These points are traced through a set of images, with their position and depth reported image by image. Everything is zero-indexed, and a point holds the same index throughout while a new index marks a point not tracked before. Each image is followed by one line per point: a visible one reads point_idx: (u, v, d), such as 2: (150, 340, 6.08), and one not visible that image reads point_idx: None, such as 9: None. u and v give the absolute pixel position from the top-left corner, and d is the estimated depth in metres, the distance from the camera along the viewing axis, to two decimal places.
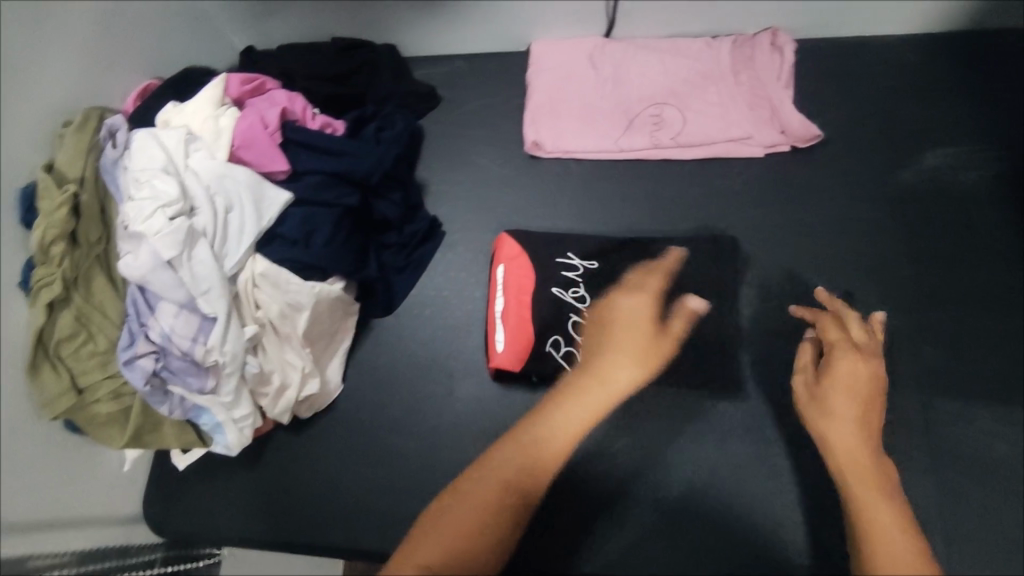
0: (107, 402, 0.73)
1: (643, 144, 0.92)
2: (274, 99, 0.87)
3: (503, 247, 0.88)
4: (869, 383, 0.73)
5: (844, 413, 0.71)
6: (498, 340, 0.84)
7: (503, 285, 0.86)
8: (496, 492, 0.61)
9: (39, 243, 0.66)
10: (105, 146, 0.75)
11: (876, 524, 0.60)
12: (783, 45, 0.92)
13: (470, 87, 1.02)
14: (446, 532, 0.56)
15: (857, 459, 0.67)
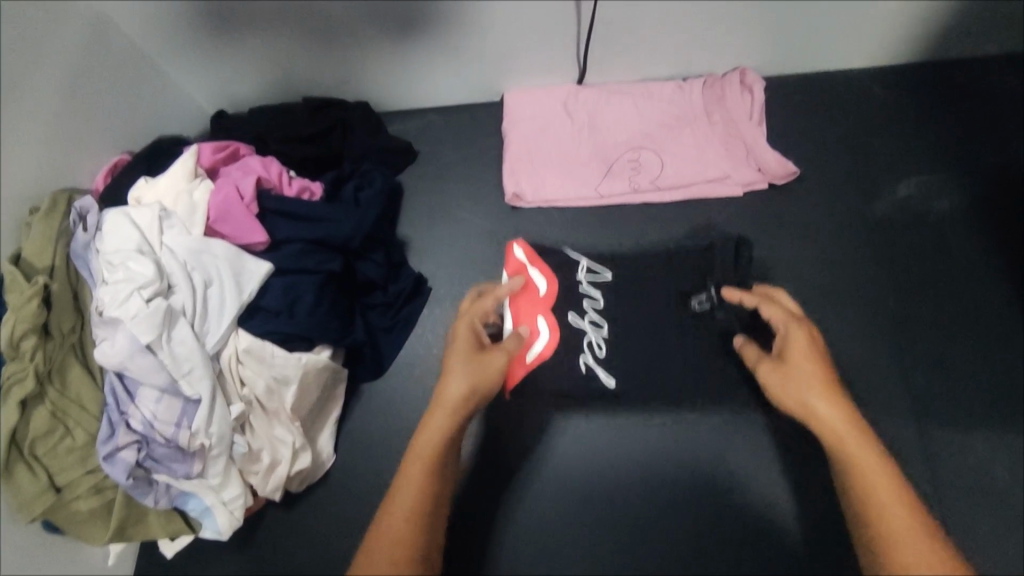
0: (88, 497, 0.69)
1: (625, 190, 0.93)
2: (248, 166, 0.85)
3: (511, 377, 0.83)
4: (820, 352, 0.64)
5: (807, 397, 0.60)
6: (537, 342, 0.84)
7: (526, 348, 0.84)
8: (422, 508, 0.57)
9: (8, 338, 0.63)
10: (76, 230, 0.73)
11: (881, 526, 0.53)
12: (752, 85, 0.92)
13: (448, 140, 1.02)
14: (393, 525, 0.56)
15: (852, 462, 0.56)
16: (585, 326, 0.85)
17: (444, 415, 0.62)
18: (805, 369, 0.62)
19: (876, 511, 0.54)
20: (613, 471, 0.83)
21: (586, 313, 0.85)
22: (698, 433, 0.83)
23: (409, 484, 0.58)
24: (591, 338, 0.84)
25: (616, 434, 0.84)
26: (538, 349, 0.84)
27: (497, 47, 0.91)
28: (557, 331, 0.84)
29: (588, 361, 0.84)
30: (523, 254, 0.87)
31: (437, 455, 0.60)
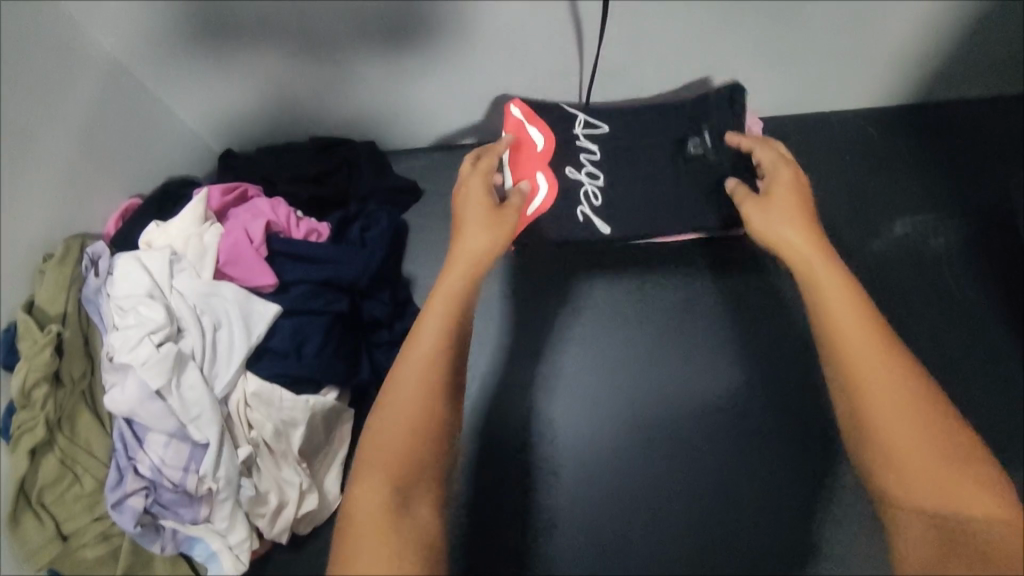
0: (95, 545, 0.69)
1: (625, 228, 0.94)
2: (256, 208, 0.86)
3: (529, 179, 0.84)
4: (794, 197, 0.64)
5: (783, 228, 0.61)
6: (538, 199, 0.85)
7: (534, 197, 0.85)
8: (439, 355, 0.55)
9: (20, 387, 0.64)
10: (88, 276, 0.74)
11: (844, 352, 0.52)
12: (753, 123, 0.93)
13: (452, 179, 1.04)
14: (414, 361, 0.55)
15: (824, 297, 0.55)
16: (583, 179, 0.87)
17: (473, 270, 0.61)
18: (785, 206, 0.63)
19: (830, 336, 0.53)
20: (619, 502, 0.89)
21: (582, 167, 0.87)
22: (699, 471, 0.90)
23: (426, 329, 0.56)
24: (587, 190, 0.87)
25: (619, 472, 0.90)
26: (539, 201, 0.85)
27: (500, 90, 0.94)
28: (555, 185, 0.85)
29: (585, 211, 0.86)
30: (522, 114, 0.86)
31: (454, 309, 0.58)
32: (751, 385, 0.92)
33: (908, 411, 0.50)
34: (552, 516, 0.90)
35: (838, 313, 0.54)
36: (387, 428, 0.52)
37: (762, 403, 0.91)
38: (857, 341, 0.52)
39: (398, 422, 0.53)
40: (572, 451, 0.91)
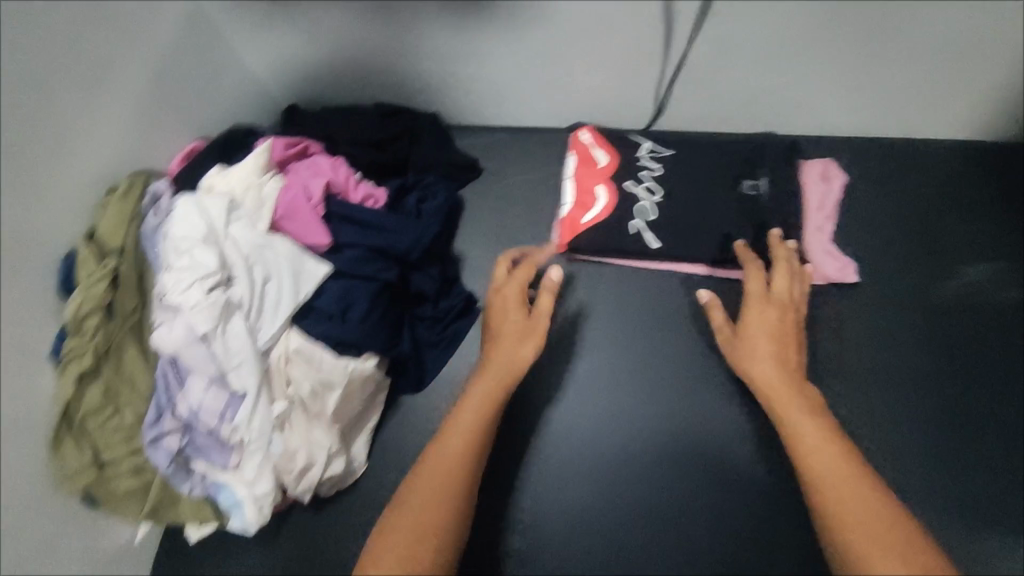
0: (127, 477, 0.70)
1: (677, 250, 0.88)
2: (318, 166, 0.85)
3: (587, 195, 0.91)
4: (786, 322, 0.76)
5: (759, 358, 0.73)
6: (591, 209, 0.90)
7: (588, 206, 0.91)
8: (469, 444, 0.69)
9: (74, 314, 0.66)
10: (147, 214, 0.75)
11: (816, 488, 0.63)
12: (831, 178, 0.91)
13: (513, 160, 1.01)
14: (452, 447, 0.69)
15: (801, 435, 0.66)
16: (640, 193, 0.90)
17: (494, 380, 0.74)
18: (757, 339, 0.75)
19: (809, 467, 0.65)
20: (642, 541, 0.77)
21: (641, 182, 0.91)
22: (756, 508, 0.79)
23: (459, 426, 0.71)
24: (643, 205, 0.90)
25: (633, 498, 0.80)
26: (593, 214, 0.90)
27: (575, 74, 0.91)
28: (612, 203, 0.90)
29: (638, 226, 0.89)
30: (590, 136, 0.94)
31: (471, 414, 0.71)
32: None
33: (876, 548, 0.57)
34: (553, 539, 0.78)
35: (811, 453, 0.65)
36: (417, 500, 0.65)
37: None
38: (815, 453, 0.65)
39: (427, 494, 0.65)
40: (568, 480, 0.81)
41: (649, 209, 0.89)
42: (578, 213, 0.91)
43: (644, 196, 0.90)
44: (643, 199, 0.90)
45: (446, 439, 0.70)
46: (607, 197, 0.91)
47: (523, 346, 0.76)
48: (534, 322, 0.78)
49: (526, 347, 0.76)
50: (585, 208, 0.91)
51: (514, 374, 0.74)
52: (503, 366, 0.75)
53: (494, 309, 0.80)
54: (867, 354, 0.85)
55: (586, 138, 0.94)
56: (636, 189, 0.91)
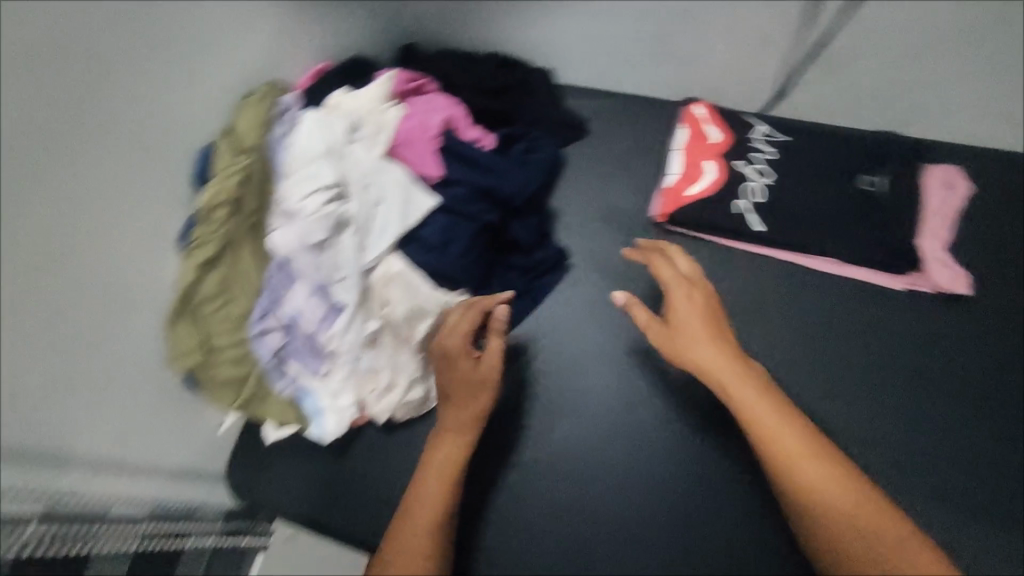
0: (228, 366, 0.74)
1: (782, 237, 0.86)
2: (436, 102, 0.87)
3: (694, 168, 0.91)
4: (711, 311, 0.74)
5: (697, 348, 0.71)
6: (697, 182, 0.90)
7: (694, 178, 0.90)
8: (439, 490, 0.69)
9: (206, 202, 0.68)
10: (277, 122, 0.77)
11: (789, 468, 0.63)
12: (955, 185, 0.87)
13: (620, 125, 1.01)
14: (425, 497, 0.68)
15: (756, 417, 0.65)
16: (749, 173, 0.89)
17: (454, 434, 0.73)
18: (692, 326, 0.72)
19: (780, 454, 0.63)
20: (689, 508, 0.80)
21: (753, 163, 0.89)
22: None
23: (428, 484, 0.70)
24: (749, 186, 0.88)
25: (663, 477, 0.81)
26: (698, 188, 0.89)
27: None
28: (720, 178, 0.89)
29: (741, 207, 0.88)
30: (703, 113, 0.95)
31: (444, 464, 0.71)
32: (883, 425, 0.80)
33: (849, 516, 0.59)
34: (612, 493, 0.81)
35: (774, 427, 0.64)
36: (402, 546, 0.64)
37: (898, 446, 0.79)
38: (778, 432, 0.64)
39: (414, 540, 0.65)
40: (574, 454, 0.83)
41: (757, 190, 0.88)
42: (683, 184, 0.90)
43: (753, 177, 0.88)
44: (752, 180, 0.88)
45: (421, 490, 0.69)
46: (715, 172, 0.90)
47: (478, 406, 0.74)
48: (481, 375, 0.74)
49: (482, 398, 0.74)
50: (691, 180, 0.90)
51: (473, 418, 0.73)
52: (466, 410, 0.74)
53: (438, 368, 0.76)
54: (967, 368, 0.82)
55: (700, 112, 0.95)
56: (745, 169, 0.89)
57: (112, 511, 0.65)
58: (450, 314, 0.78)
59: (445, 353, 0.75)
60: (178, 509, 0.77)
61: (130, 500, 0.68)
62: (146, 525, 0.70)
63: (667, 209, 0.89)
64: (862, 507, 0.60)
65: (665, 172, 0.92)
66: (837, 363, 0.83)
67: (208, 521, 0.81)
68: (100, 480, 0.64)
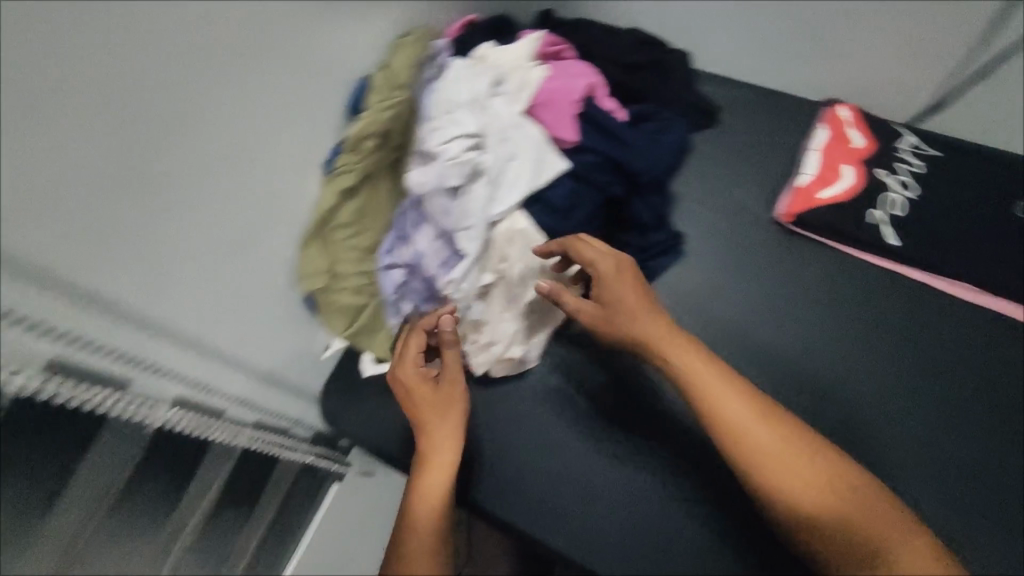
0: (348, 293, 0.77)
1: (917, 254, 0.83)
2: (576, 68, 0.87)
3: (830, 171, 0.88)
4: (642, 290, 0.71)
5: (641, 330, 0.69)
6: (831, 186, 0.87)
7: (828, 182, 0.87)
8: (437, 471, 0.66)
9: (357, 132, 0.71)
10: (427, 66, 0.78)
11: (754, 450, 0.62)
12: None
13: (752, 116, 0.99)
14: (427, 479, 0.66)
15: (713, 402, 0.64)
16: (892, 183, 0.85)
17: (440, 420, 0.69)
18: (630, 297, 0.70)
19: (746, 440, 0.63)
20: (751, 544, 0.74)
21: (896, 173, 0.86)
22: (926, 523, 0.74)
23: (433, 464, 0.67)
24: (890, 197, 0.85)
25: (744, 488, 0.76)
26: (831, 192, 0.86)
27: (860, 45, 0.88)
28: (857, 185, 0.86)
29: (878, 217, 0.84)
30: (847, 116, 0.92)
31: (444, 448, 0.68)
32: (984, 459, 0.77)
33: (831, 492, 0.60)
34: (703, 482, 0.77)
35: (735, 410, 0.64)
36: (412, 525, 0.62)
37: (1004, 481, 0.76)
38: (740, 413, 0.63)
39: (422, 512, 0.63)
40: (571, 460, 0.79)
41: (897, 202, 0.84)
42: (816, 186, 0.87)
43: (894, 188, 0.85)
44: (893, 191, 0.85)
45: (427, 473, 0.66)
46: (852, 178, 0.87)
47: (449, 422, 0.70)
48: (449, 390, 0.71)
49: (452, 408, 0.71)
50: (825, 183, 0.87)
51: (455, 411, 0.71)
52: (440, 402, 0.70)
53: (400, 399, 0.72)
54: None
55: (845, 115, 0.92)
56: (886, 179, 0.86)
57: (228, 411, 0.69)
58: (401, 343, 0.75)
59: (404, 381, 0.71)
60: (279, 422, 0.81)
61: (241, 406, 0.72)
62: (249, 430, 0.74)
63: (794, 209, 0.87)
64: (829, 475, 0.61)
65: (798, 171, 0.90)
66: (952, 388, 0.80)
67: (299, 437, 0.86)
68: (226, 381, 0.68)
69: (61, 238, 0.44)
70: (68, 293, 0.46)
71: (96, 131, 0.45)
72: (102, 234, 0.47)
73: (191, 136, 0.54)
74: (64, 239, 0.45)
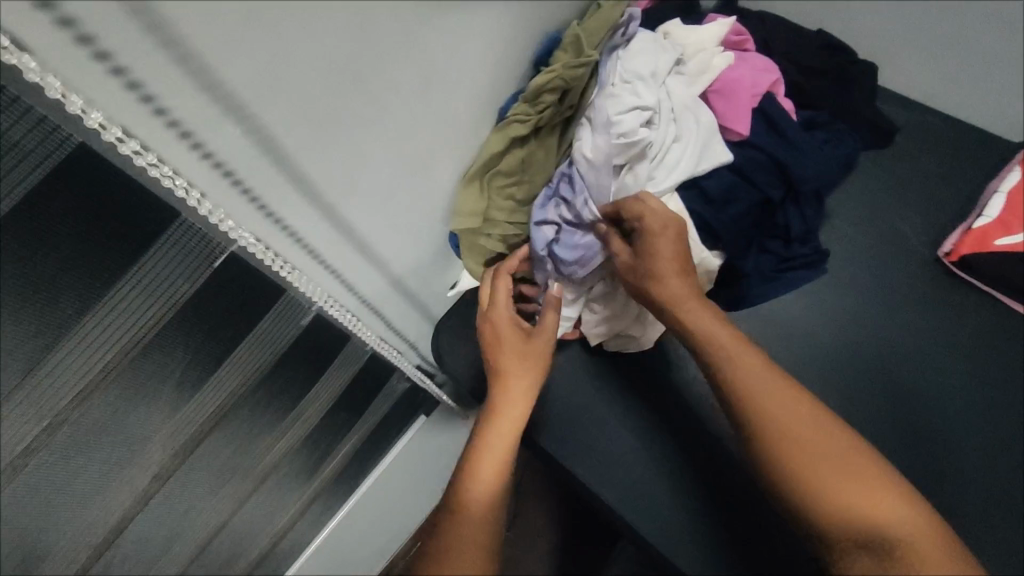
0: (493, 240, 0.80)
1: None
2: (758, 62, 0.85)
3: (1016, 219, 0.84)
4: (682, 249, 0.71)
5: (678, 295, 0.69)
6: (1011, 234, 0.84)
7: (1010, 229, 0.84)
8: (513, 426, 0.71)
9: (540, 85, 0.72)
10: (617, 31, 0.77)
11: (787, 440, 0.63)
12: None
13: (928, 145, 0.95)
14: (502, 432, 0.70)
15: (745, 382, 0.65)
16: None
17: (520, 377, 0.73)
18: (666, 257, 0.70)
19: (779, 435, 0.63)
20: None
21: None
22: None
23: (504, 417, 0.71)
24: None
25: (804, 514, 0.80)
26: (1011, 241, 0.84)
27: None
28: None
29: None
30: None
31: (516, 404, 0.72)
32: None
33: (862, 490, 0.61)
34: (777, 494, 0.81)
35: (765, 398, 0.64)
36: (481, 470, 0.67)
37: None
38: (768, 395, 0.65)
39: (493, 458, 0.68)
40: (596, 464, 0.82)
41: None
42: (996, 231, 0.84)
43: None
44: None
45: (496, 426, 0.70)
46: None
47: (530, 376, 0.74)
48: (538, 349, 0.75)
49: (534, 366, 0.74)
50: (1006, 230, 0.84)
51: (540, 371, 0.75)
52: (529, 359, 0.74)
53: (487, 341, 0.76)
54: None
55: None
56: None
57: (369, 317, 0.76)
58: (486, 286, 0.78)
59: (493, 327, 0.75)
60: (398, 342, 0.86)
61: (377, 317, 0.78)
62: (375, 340, 0.79)
63: (964, 249, 0.85)
64: (855, 458, 0.62)
65: (980, 211, 0.86)
66: None
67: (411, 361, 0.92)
68: (373, 289, 0.73)
69: (302, 123, 0.49)
70: (283, 172, 0.51)
71: (356, 50, 0.49)
72: (316, 125, 0.50)
73: (420, 62, 0.57)
74: (303, 125, 0.49)
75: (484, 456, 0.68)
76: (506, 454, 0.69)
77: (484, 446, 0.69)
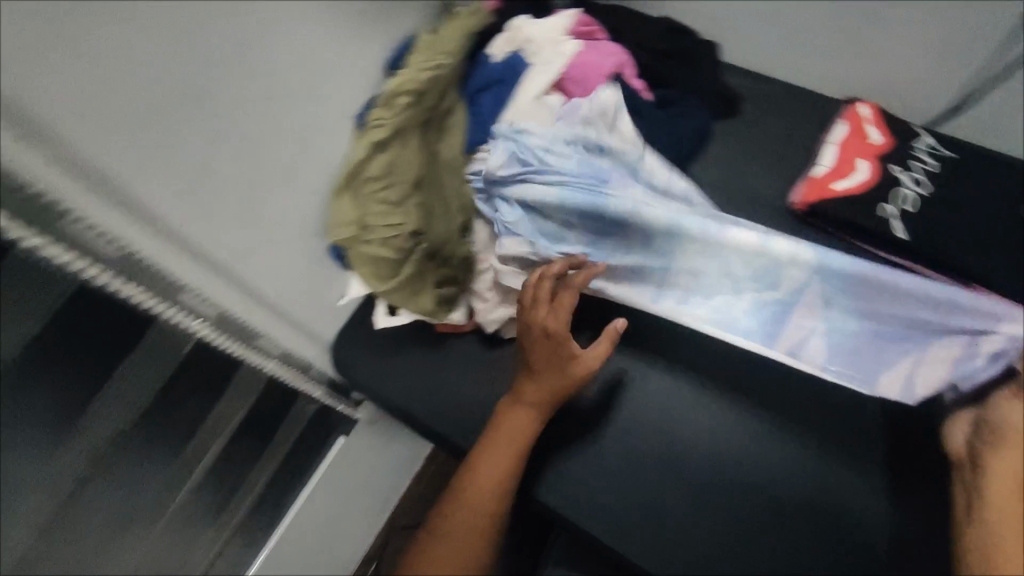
0: (376, 245, 0.77)
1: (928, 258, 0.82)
2: (607, 47, 0.90)
3: (844, 165, 0.90)
4: None
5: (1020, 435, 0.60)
6: (844, 179, 0.89)
7: (844, 175, 0.89)
8: (527, 420, 0.74)
9: (392, 89, 0.76)
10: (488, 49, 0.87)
11: (995, 540, 0.54)
12: None
13: (776, 104, 1.02)
14: (513, 425, 0.75)
15: (1004, 498, 0.56)
16: (904, 180, 0.87)
17: (548, 385, 0.74)
18: None
19: (990, 531, 0.55)
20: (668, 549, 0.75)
21: (909, 170, 0.87)
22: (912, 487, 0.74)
23: (518, 410, 0.75)
24: (905, 192, 0.85)
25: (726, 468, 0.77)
26: (845, 185, 0.88)
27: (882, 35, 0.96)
28: (871, 180, 0.87)
29: (888, 211, 0.84)
30: (867, 114, 0.93)
31: (533, 400, 0.75)
32: None
33: None
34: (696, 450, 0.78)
35: (1002, 499, 0.56)
36: (493, 454, 0.74)
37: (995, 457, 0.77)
38: (1007, 504, 0.56)
39: (504, 452, 0.74)
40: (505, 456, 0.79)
41: (909, 200, 0.85)
42: (829, 179, 0.89)
43: (909, 182, 0.86)
44: (908, 186, 0.86)
45: (508, 417, 0.75)
46: (866, 174, 0.88)
47: (556, 380, 0.74)
48: (586, 367, 0.74)
49: (566, 374, 0.74)
50: (840, 176, 0.89)
51: (571, 385, 0.74)
52: (564, 372, 0.74)
53: (536, 344, 0.73)
54: None
55: (864, 111, 0.94)
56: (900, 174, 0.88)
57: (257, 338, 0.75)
58: (542, 288, 0.73)
59: (552, 333, 0.72)
60: (297, 361, 0.85)
61: (266, 338, 0.77)
62: (273, 362, 0.79)
63: (809, 198, 0.89)
64: None
65: (815, 165, 0.92)
66: None
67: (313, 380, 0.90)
68: (256, 309, 0.73)
69: (116, 141, 0.53)
70: (112, 196, 0.54)
71: (167, 73, 0.56)
72: (133, 140, 0.54)
73: (248, 83, 0.63)
74: (116, 142, 0.53)
75: (493, 443, 0.74)
76: (518, 445, 0.74)
77: (495, 437, 0.75)
